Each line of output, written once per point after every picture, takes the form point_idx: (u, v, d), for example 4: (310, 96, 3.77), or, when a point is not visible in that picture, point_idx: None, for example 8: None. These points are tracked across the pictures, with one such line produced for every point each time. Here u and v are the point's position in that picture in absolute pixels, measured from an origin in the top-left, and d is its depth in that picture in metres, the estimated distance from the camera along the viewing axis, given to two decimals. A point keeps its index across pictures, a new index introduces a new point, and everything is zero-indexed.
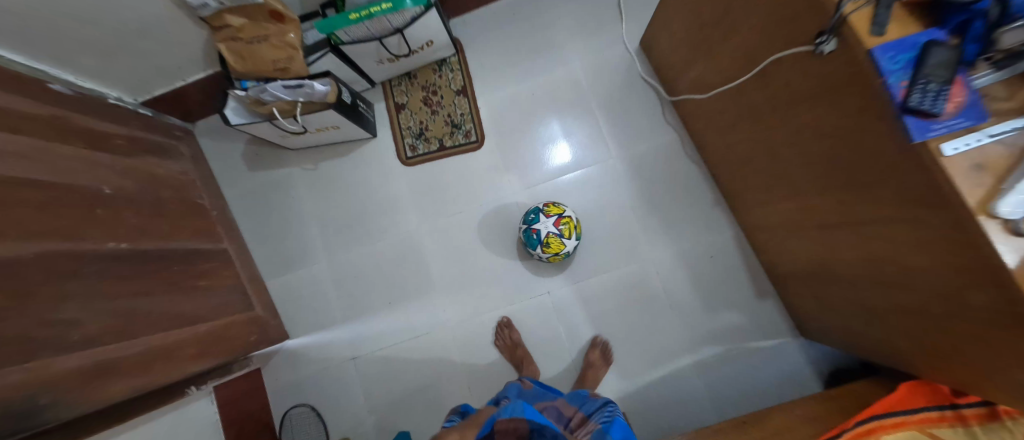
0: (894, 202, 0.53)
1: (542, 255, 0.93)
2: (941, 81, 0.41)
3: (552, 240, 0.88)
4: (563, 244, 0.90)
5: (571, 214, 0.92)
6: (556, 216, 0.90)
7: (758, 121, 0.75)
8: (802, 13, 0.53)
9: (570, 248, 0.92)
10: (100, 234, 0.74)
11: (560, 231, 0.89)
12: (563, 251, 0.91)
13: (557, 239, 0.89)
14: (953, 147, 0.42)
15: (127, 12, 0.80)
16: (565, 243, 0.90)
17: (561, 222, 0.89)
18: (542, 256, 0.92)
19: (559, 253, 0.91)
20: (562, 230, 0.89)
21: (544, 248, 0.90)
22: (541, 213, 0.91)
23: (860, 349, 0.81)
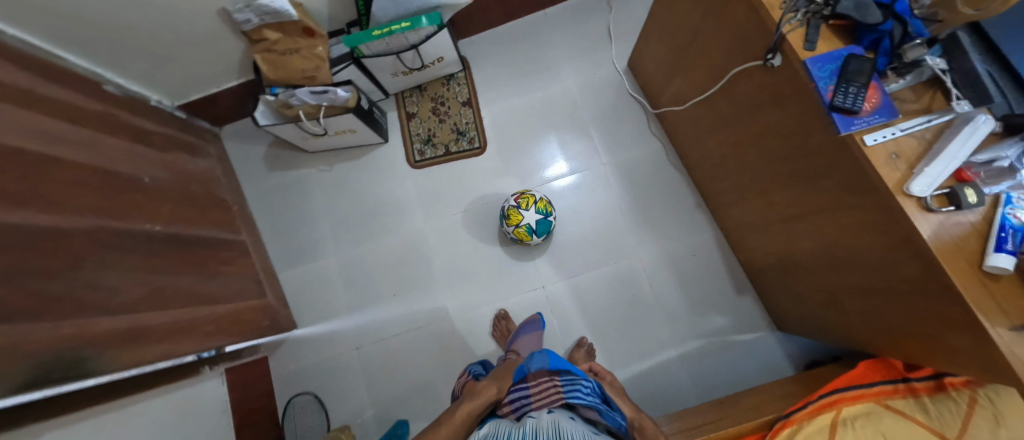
0: (835, 191, 0.62)
1: (509, 229, 1.03)
2: (858, 85, 0.51)
3: (510, 211, 1.00)
4: (521, 215, 1.00)
5: (535, 193, 1.03)
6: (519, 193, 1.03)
7: (728, 128, 0.85)
8: (754, 33, 0.64)
9: (530, 221, 1.00)
10: (138, 216, 0.82)
11: (518, 203, 1.01)
12: (522, 222, 1.00)
13: (514, 210, 1.00)
14: (875, 138, 0.51)
15: (179, 26, 0.91)
16: (524, 215, 1.00)
17: (521, 196, 1.02)
18: (507, 229, 1.03)
19: (519, 225, 1.00)
20: (520, 202, 1.01)
21: (506, 220, 1.02)
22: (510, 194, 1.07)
23: (830, 337, 0.87)
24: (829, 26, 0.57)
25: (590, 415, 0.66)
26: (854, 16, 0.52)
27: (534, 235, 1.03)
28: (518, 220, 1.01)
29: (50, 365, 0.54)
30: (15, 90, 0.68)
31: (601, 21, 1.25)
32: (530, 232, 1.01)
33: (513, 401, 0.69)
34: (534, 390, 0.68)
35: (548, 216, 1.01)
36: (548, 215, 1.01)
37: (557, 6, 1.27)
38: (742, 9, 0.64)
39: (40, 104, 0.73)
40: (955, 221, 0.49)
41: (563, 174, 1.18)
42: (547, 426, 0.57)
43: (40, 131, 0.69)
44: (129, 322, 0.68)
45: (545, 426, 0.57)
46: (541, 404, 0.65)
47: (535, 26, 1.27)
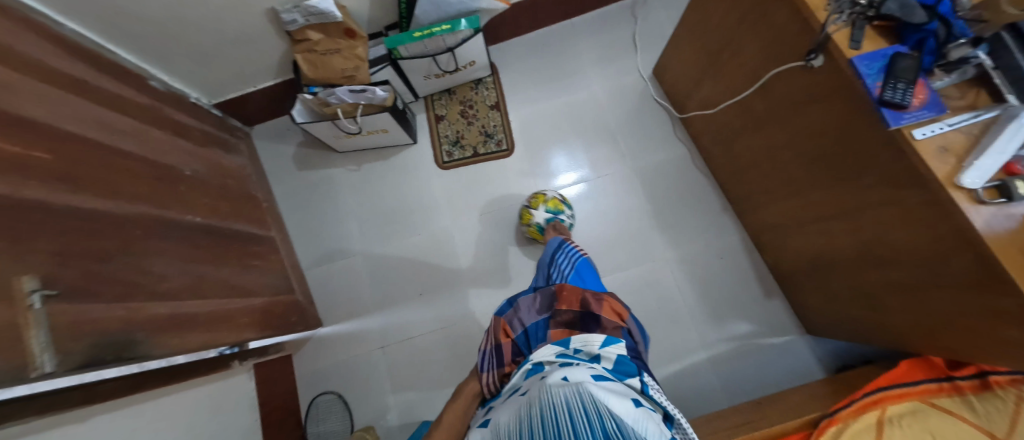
0: (879, 188, 0.64)
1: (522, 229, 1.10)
2: (906, 81, 0.53)
3: (522, 211, 1.08)
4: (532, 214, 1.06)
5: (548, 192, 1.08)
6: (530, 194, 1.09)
7: (761, 130, 0.88)
8: (797, 35, 0.66)
9: (539, 219, 1.05)
10: (181, 207, 0.83)
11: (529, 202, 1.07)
12: (533, 221, 1.06)
13: (525, 209, 1.07)
14: (923, 133, 0.54)
15: (227, 27, 0.95)
16: (533, 213, 1.06)
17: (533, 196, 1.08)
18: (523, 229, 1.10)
19: (530, 223, 1.07)
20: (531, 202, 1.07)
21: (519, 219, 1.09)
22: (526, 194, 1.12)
23: (865, 338, 0.87)
24: (873, 27, 0.60)
25: (522, 303, 0.67)
26: (899, 16, 0.55)
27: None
28: (529, 219, 1.07)
29: (105, 345, 0.53)
30: (70, 79, 0.70)
31: (626, 30, 1.29)
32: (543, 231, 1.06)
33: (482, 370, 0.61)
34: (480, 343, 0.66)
35: (558, 214, 1.05)
36: (557, 212, 1.05)
37: (583, 15, 1.32)
38: (783, 13, 0.67)
39: (94, 94, 0.75)
40: (1006, 214, 0.49)
41: (574, 181, 1.19)
42: (533, 402, 0.41)
43: (92, 119, 0.70)
44: (172, 309, 0.68)
45: (531, 404, 0.41)
46: (488, 338, 0.65)
47: (562, 34, 1.31)
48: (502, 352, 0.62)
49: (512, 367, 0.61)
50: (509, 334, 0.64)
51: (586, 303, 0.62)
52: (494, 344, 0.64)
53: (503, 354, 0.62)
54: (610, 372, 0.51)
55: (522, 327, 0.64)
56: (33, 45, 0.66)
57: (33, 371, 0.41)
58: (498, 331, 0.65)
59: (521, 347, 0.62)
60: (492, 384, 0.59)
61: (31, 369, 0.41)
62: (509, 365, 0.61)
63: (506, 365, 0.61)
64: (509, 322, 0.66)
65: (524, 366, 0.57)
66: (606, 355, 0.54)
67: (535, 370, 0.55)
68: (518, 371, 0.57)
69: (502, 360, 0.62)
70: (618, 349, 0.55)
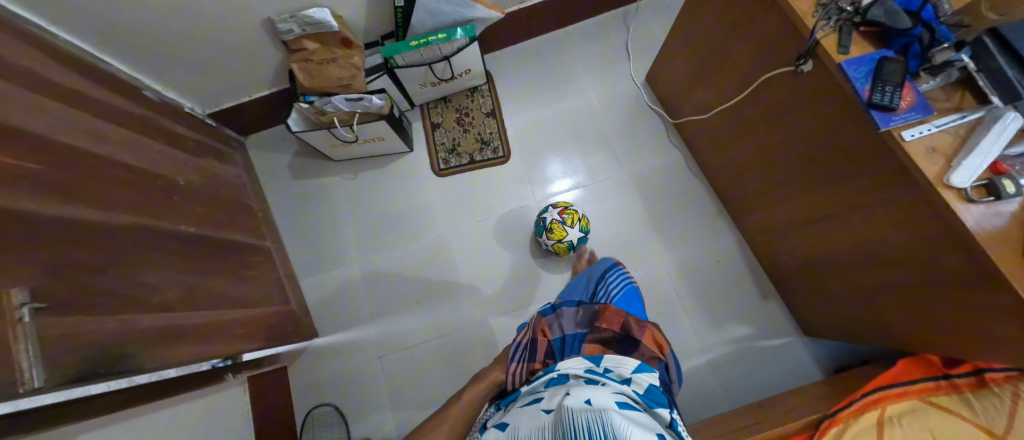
0: (871, 188, 0.65)
1: (547, 242, 1.04)
2: (893, 85, 0.55)
3: (555, 225, 1.01)
4: (566, 232, 1.01)
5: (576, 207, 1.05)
6: (561, 208, 1.04)
7: (753, 134, 0.89)
8: (787, 40, 0.68)
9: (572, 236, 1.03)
10: (175, 218, 0.82)
11: (563, 218, 1.02)
12: (565, 238, 1.02)
13: (560, 226, 1.01)
14: (912, 134, 0.55)
15: (223, 38, 0.95)
16: (568, 231, 1.01)
17: (565, 212, 1.03)
18: (547, 242, 1.04)
19: (562, 240, 1.02)
20: (565, 218, 1.02)
21: (549, 233, 1.02)
22: (550, 206, 1.06)
23: (863, 340, 0.87)
24: (860, 33, 0.61)
25: (567, 312, 0.73)
26: (885, 21, 0.56)
27: (572, 251, 1.06)
28: (561, 235, 1.02)
29: (97, 359, 0.52)
30: (62, 90, 0.70)
31: (619, 38, 1.31)
32: (570, 249, 1.04)
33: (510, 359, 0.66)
34: (517, 336, 0.71)
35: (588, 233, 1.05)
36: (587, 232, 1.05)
37: (577, 24, 1.34)
38: (773, 19, 0.69)
39: (88, 105, 0.75)
40: (995, 212, 0.50)
41: (568, 187, 1.20)
42: (556, 423, 0.43)
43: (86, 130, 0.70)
44: (164, 321, 0.67)
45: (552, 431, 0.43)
46: (525, 334, 0.70)
47: (556, 42, 1.33)
48: (536, 349, 0.67)
49: (541, 366, 0.65)
50: (547, 335, 0.69)
51: (628, 327, 0.65)
52: (530, 340, 0.68)
53: (536, 350, 0.66)
54: (640, 398, 0.52)
55: (561, 335, 0.69)
56: (27, 56, 0.66)
57: (22, 386, 0.40)
58: (538, 329, 0.70)
59: (554, 352, 0.66)
60: (518, 375, 0.63)
61: (19, 384, 0.40)
62: (539, 364, 0.65)
63: (536, 363, 0.65)
64: (549, 324, 0.71)
65: (549, 373, 0.59)
66: (638, 382, 0.54)
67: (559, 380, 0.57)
68: (542, 376, 0.59)
69: (533, 357, 0.66)
70: (652, 379, 0.55)
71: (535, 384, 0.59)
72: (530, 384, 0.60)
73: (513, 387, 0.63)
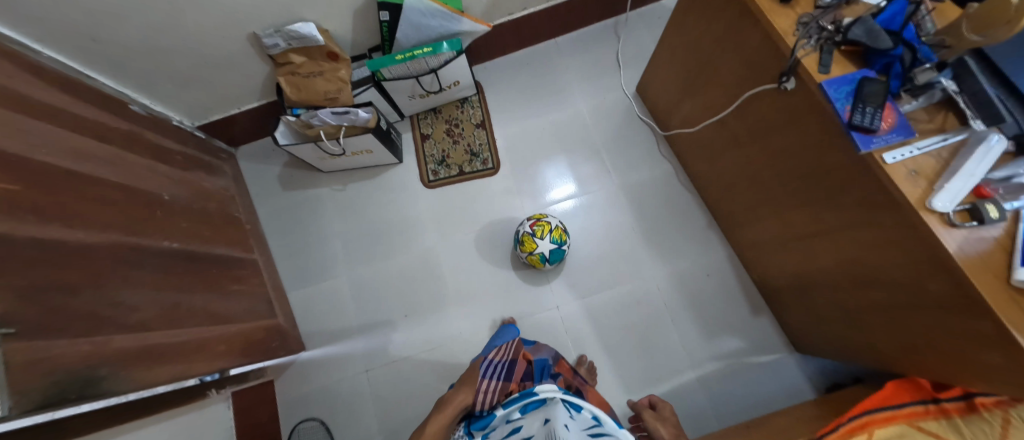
0: (855, 208, 0.64)
1: (522, 255, 1.05)
2: (874, 106, 0.54)
3: (525, 238, 1.02)
4: (536, 243, 1.01)
5: (549, 220, 1.04)
6: (533, 220, 1.04)
7: (739, 149, 0.88)
8: (769, 56, 0.67)
9: (544, 248, 1.01)
10: (155, 234, 0.82)
11: (532, 230, 1.01)
12: (536, 250, 1.01)
13: (530, 237, 1.01)
14: (894, 156, 0.54)
15: (210, 53, 0.95)
16: (538, 243, 1.01)
17: (535, 224, 1.02)
18: (521, 254, 1.04)
19: (533, 252, 1.02)
20: (535, 230, 1.01)
21: (520, 246, 1.03)
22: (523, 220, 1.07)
23: (852, 358, 0.86)
24: (841, 51, 0.60)
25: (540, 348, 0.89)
26: (865, 41, 0.55)
27: (547, 262, 1.04)
28: (532, 248, 1.02)
29: (66, 383, 0.52)
30: (44, 108, 0.70)
31: (609, 49, 1.31)
32: (544, 260, 1.03)
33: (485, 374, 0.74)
34: (494, 354, 0.81)
35: (562, 245, 1.02)
36: (562, 244, 1.02)
37: (567, 35, 1.33)
38: (756, 34, 0.68)
39: (69, 122, 0.75)
40: (978, 236, 0.49)
41: (565, 196, 1.19)
42: None
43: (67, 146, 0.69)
44: (138, 341, 0.66)
45: None
46: (503, 354, 0.80)
47: (547, 53, 1.32)
48: (514, 369, 0.76)
49: (516, 385, 0.73)
50: (527, 359, 0.81)
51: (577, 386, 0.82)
52: (509, 361, 0.78)
53: (513, 372, 0.76)
54: None
55: (540, 363, 0.80)
56: (9, 76, 0.66)
57: None
58: (520, 354, 0.81)
59: (532, 374, 0.78)
60: (495, 391, 0.71)
61: None
62: (514, 384, 0.74)
63: (511, 383, 0.73)
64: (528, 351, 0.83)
65: (526, 396, 0.62)
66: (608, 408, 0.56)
67: (535, 404, 0.62)
68: (517, 400, 0.63)
69: (510, 378, 0.74)
70: None
71: (511, 408, 0.64)
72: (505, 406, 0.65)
73: (482, 408, 0.70)
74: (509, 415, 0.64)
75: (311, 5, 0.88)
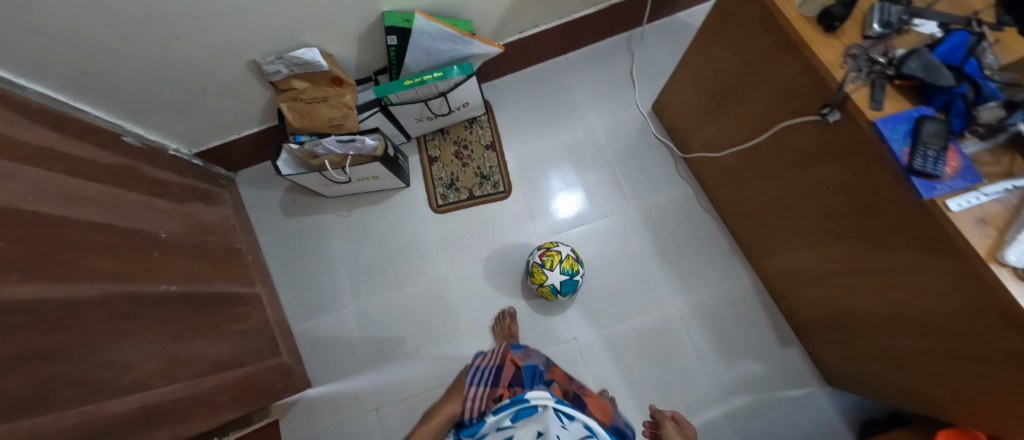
0: (909, 252, 0.59)
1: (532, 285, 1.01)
2: (936, 148, 0.49)
3: (534, 269, 0.98)
4: (545, 275, 0.97)
5: (560, 249, 0.99)
6: (543, 249, 1.00)
7: (772, 178, 0.83)
8: (812, 88, 0.62)
9: (555, 280, 0.97)
10: (152, 278, 0.76)
11: (542, 261, 0.97)
12: (546, 282, 0.97)
13: (539, 268, 0.97)
14: (960, 203, 0.49)
15: (207, 81, 0.90)
16: (548, 274, 0.97)
17: (546, 254, 0.98)
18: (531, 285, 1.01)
19: (543, 284, 0.98)
20: (544, 260, 0.97)
21: (530, 277, 0.99)
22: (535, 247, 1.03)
23: (892, 398, 0.81)
24: (893, 85, 0.55)
25: (532, 351, 0.85)
26: (923, 76, 0.50)
27: (559, 294, 1.00)
28: (542, 279, 0.98)
29: None
30: (34, 150, 0.64)
31: (623, 65, 1.26)
32: (555, 292, 0.99)
33: (474, 382, 0.79)
34: (484, 362, 0.85)
35: (573, 276, 0.97)
36: (573, 275, 0.97)
37: (579, 51, 1.29)
38: (795, 64, 0.63)
39: (62, 162, 0.69)
40: None
41: (568, 202, 1.16)
42: None
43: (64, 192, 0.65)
44: (135, 403, 0.61)
45: None
46: (491, 360, 0.85)
47: (557, 70, 1.28)
48: (501, 374, 0.80)
49: (504, 390, 0.76)
50: (515, 363, 0.82)
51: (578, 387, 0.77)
52: (497, 366, 0.82)
53: (500, 377, 0.79)
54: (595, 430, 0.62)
55: (530, 368, 0.80)
56: None
57: None
58: (507, 357, 0.83)
59: (521, 380, 0.78)
60: (480, 397, 0.75)
61: None
62: (501, 388, 0.77)
63: (499, 388, 0.77)
64: (517, 355, 0.83)
65: (517, 403, 0.66)
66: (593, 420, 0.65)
67: (526, 411, 0.66)
68: (508, 407, 0.67)
69: (497, 383, 0.78)
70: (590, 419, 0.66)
71: (501, 415, 0.67)
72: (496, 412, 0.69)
73: (470, 416, 0.73)
74: (499, 422, 0.67)
75: (314, 30, 0.84)
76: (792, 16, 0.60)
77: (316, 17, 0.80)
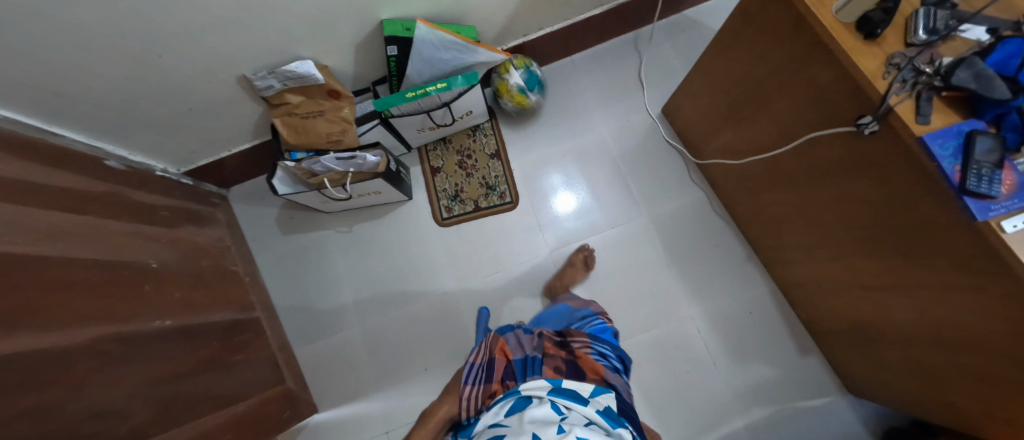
0: (953, 272, 0.56)
1: (509, 106, 1.11)
2: (991, 166, 0.46)
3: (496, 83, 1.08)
4: (506, 83, 1.06)
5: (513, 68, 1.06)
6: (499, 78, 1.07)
7: (796, 187, 0.80)
8: (847, 100, 0.59)
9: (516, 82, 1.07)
10: (147, 313, 0.71)
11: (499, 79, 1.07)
12: (510, 89, 1.07)
13: (501, 84, 1.06)
14: (1014, 224, 0.46)
15: (194, 98, 0.84)
16: (508, 81, 1.06)
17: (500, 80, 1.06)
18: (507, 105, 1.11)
19: (509, 92, 1.08)
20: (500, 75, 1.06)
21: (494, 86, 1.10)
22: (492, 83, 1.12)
23: (921, 410, 0.79)
24: (939, 97, 0.52)
25: (524, 338, 0.71)
26: (975, 88, 0.46)
27: (528, 94, 1.09)
28: (507, 92, 1.08)
29: None
30: (14, 182, 0.58)
31: (631, 66, 1.21)
32: (523, 92, 1.08)
33: (466, 383, 0.63)
34: (472, 358, 0.68)
35: (528, 69, 1.06)
36: (528, 69, 1.06)
37: (584, 51, 1.23)
38: (830, 75, 0.59)
39: (45, 193, 0.63)
40: None
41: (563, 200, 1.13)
42: None
43: (51, 231, 0.60)
44: None
45: None
46: (479, 354, 0.68)
47: (563, 72, 1.22)
48: (493, 368, 0.63)
49: (499, 386, 0.60)
50: (505, 355, 0.66)
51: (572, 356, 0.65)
52: (488, 360, 0.65)
53: (493, 371, 0.63)
54: (602, 419, 0.53)
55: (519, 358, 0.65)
56: None
57: None
58: (498, 349, 0.67)
59: (514, 372, 0.62)
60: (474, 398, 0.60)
61: None
62: (497, 384, 0.60)
63: (493, 384, 0.61)
64: (506, 344, 0.68)
65: (510, 395, 0.57)
66: (597, 408, 0.56)
67: (522, 404, 0.55)
68: (502, 400, 0.57)
69: (491, 378, 0.62)
70: (608, 401, 0.58)
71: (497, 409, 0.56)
72: (490, 409, 0.57)
73: (467, 415, 0.59)
74: (495, 417, 0.55)
75: (308, 42, 0.78)
76: (830, 22, 0.55)
77: (311, 28, 0.75)
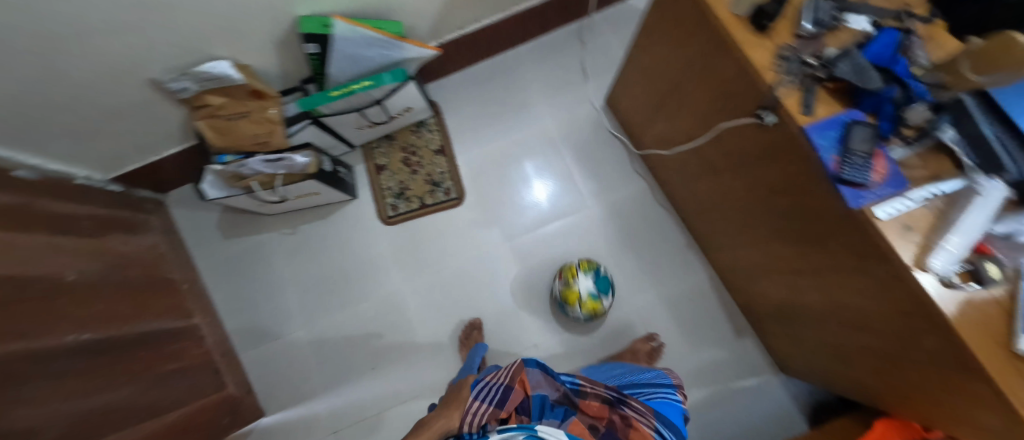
0: (843, 256, 0.58)
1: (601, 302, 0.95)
2: (863, 155, 0.47)
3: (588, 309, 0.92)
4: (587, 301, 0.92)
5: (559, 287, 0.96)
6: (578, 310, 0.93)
7: (717, 177, 0.82)
8: (744, 91, 0.59)
9: (585, 286, 0.92)
10: (65, 326, 0.66)
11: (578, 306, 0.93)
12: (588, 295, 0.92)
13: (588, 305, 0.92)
14: (886, 212, 0.46)
15: (105, 101, 0.80)
16: (580, 293, 0.92)
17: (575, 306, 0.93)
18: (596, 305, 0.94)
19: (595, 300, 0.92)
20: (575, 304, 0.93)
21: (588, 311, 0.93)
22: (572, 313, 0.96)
23: (838, 386, 0.83)
24: (824, 88, 0.53)
25: (554, 381, 0.61)
26: (853, 80, 0.47)
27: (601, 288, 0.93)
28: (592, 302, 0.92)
29: None
30: None
31: (574, 57, 1.20)
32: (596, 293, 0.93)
33: (477, 398, 0.53)
34: (489, 378, 0.58)
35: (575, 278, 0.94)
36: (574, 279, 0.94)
37: (529, 42, 1.21)
38: (728, 65, 0.60)
39: None
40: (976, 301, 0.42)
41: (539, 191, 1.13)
42: None
43: None
44: None
45: None
46: (501, 375, 0.59)
47: (508, 64, 1.21)
48: (509, 397, 0.54)
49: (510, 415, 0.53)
50: (525, 387, 0.57)
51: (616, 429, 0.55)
52: (505, 385, 0.56)
53: (508, 400, 0.54)
54: None
55: (542, 398, 0.57)
56: None
57: None
58: (519, 379, 0.57)
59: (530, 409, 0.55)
60: (479, 416, 0.50)
61: None
62: (508, 413, 0.52)
63: (503, 412, 0.52)
64: (531, 377, 0.59)
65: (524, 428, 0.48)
66: None
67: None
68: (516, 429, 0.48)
69: (502, 405, 0.53)
70: None
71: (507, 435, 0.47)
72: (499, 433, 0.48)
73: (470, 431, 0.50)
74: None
75: (221, 41, 0.75)
76: (725, 16, 0.56)
77: (221, 26, 0.72)
